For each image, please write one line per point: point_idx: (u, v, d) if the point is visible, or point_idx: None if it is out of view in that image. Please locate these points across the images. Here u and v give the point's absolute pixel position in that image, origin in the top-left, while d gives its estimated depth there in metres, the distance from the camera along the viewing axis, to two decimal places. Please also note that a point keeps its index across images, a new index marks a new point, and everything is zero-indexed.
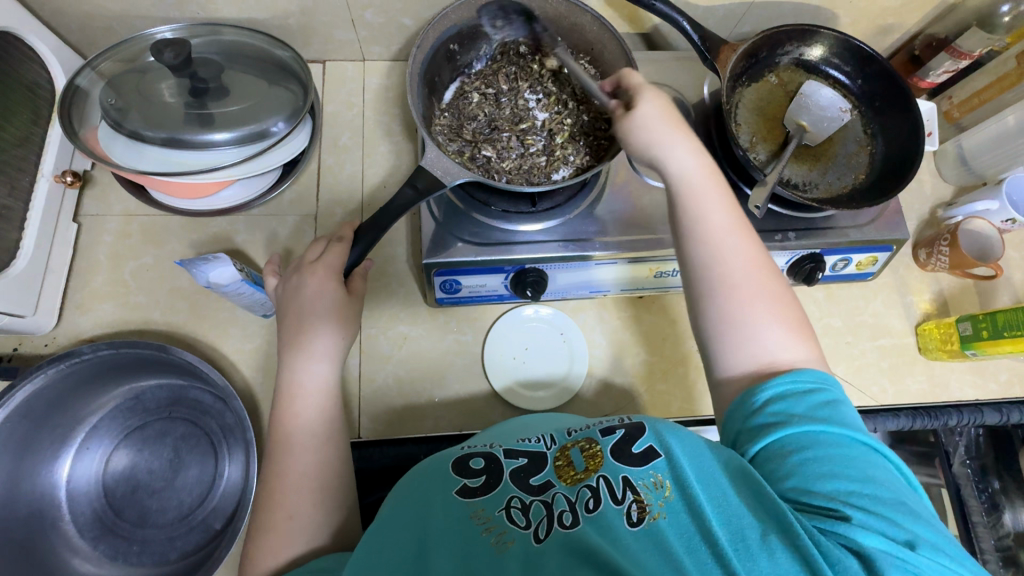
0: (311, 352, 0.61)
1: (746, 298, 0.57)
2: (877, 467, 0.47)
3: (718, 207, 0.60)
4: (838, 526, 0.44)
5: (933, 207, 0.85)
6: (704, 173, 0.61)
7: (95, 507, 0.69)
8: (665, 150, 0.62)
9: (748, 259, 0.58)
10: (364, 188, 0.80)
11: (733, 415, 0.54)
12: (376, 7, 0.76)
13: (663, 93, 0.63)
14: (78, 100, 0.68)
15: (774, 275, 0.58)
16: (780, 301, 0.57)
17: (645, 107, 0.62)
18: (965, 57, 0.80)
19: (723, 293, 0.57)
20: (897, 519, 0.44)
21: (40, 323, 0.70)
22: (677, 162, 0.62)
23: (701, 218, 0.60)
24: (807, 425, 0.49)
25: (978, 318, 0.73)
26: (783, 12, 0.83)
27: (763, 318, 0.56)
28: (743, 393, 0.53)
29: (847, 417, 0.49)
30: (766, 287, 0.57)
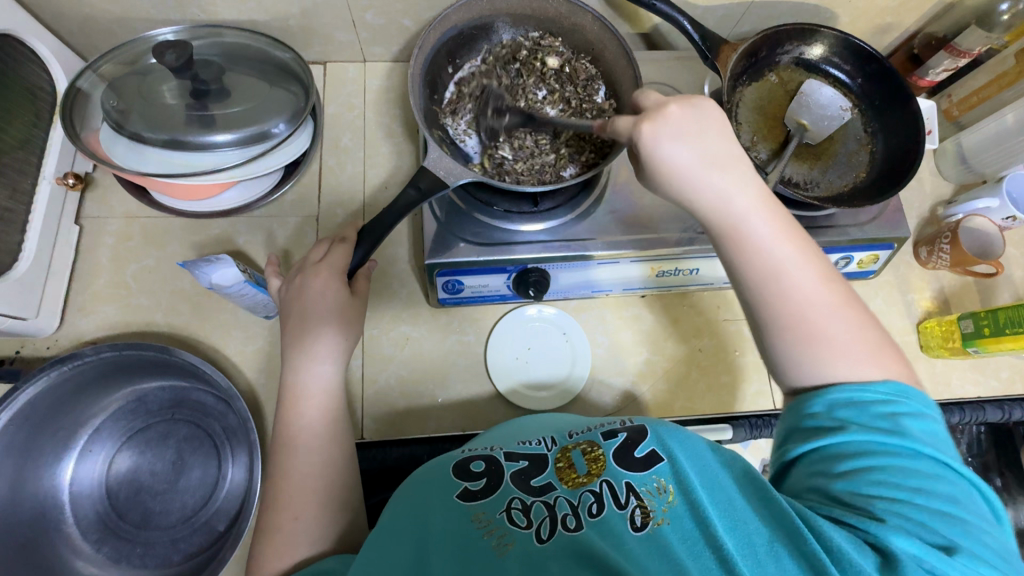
0: (313, 353, 0.60)
1: (801, 319, 0.53)
2: (930, 477, 0.45)
3: (764, 232, 0.55)
4: (871, 525, 0.43)
5: (933, 205, 0.85)
6: (744, 206, 0.55)
7: (98, 510, 0.69)
8: (695, 196, 0.56)
9: (824, 292, 0.53)
10: (365, 189, 0.80)
11: (794, 408, 0.52)
12: (377, 8, 0.76)
13: (688, 107, 0.57)
14: (79, 103, 0.68)
15: (852, 302, 0.54)
16: (860, 328, 0.53)
17: (669, 151, 0.55)
18: (964, 55, 0.80)
19: (795, 333, 0.52)
20: (935, 526, 0.43)
21: (43, 325, 0.70)
22: (718, 198, 0.55)
23: (757, 253, 0.54)
24: (867, 432, 0.46)
25: (979, 316, 0.74)
26: (783, 11, 0.83)
27: (821, 341, 0.52)
28: (805, 395, 0.51)
29: (913, 427, 0.47)
30: (847, 317, 0.53)
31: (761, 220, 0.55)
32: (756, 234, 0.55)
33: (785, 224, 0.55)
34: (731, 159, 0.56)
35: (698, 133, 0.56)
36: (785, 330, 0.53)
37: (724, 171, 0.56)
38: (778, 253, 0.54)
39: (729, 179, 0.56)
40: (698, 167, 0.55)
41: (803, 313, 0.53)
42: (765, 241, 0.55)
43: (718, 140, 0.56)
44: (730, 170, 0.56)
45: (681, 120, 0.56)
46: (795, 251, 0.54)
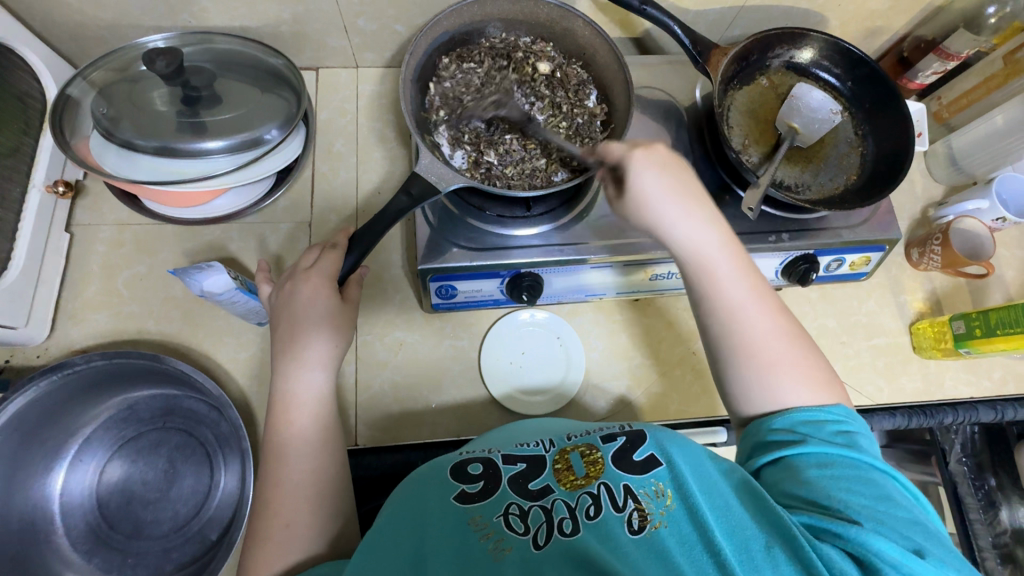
0: (305, 360, 0.60)
1: (748, 345, 0.57)
2: (892, 489, 0.48)
3: (728, 273, 0.59)
4: (850, 529, 0.45)
5: (924, 207, 0.86)
6: (713, 245, 0.60)
7: (88, 520, 0.68)
8: (666, 228, 0.60)
9: (776, 324, 0.58)
10: (358, 195, 0.80)
11: (748, 433, 0.56)
12: (369, 14, 0.76)
13: (656, 150, 0.61)
14: (69, 110, 0.67)
15: (800, 337, 0.58)
16: (806, 363, 0.57)
17: (640, 183, 0.59)
18: (953, 58, 0.81)
19: (745, 360, 0.57)
20: (905, 531, 0.45)
21: (32, 334, 0.69)
22: (686, 236, 0.60)
23: (719, 288, 0.59)
24: (824, 445, 0.51)
25: (970, 317, 0.74)
26: (773, 15, 0.83)
27: (765, 364, 0.56)
28: (758, 419, 0.55)
29: (862, 445, 0.51)
30: (792, 350, 0.57)
31: (724, 260, 0.60)
32: (720, 272, 0.59)
33: (746, 267, 0.60)
34: (693, 194, 0.60)
35: (675, 170, 0.60)
36: (733, 354, 0.58)
37: (682, 206, 0.60)
38: (735, 290, 0.59)
39: (700, 218, 0.60)
40: (662, 197, 0.59)
41: (748, 340, 0.57)
42: (728, 279, 0.59)
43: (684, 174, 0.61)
44: (690, 201, 0.60)
45: (662, 154, 0.61)
46: (751, 288, 0.59)
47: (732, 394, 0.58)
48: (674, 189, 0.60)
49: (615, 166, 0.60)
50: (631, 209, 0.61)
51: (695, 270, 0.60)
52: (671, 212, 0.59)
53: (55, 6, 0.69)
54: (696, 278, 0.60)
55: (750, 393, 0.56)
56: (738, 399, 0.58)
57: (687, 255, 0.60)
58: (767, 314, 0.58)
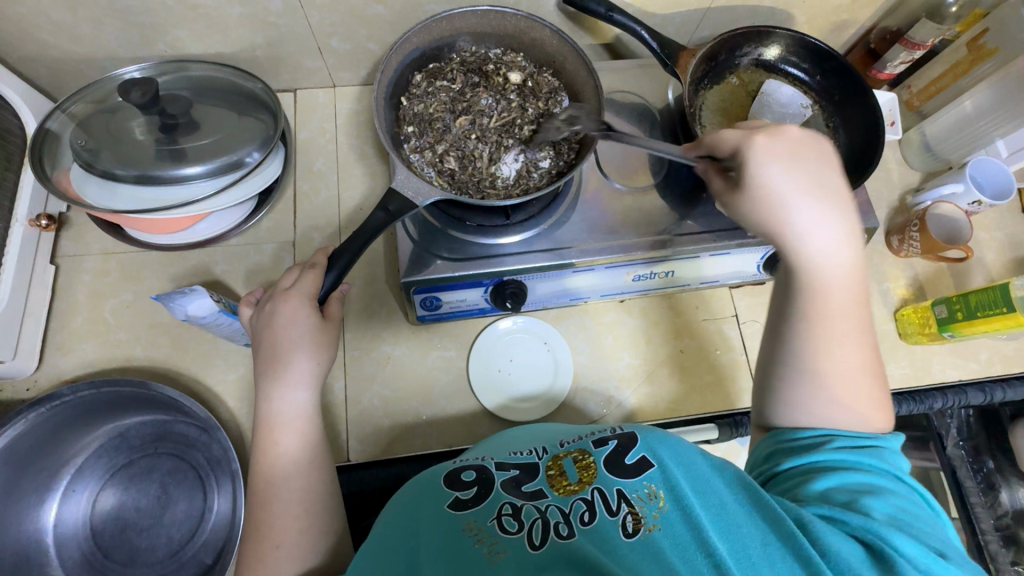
0: (287, 379, 0.60)
1: (822, 370, 0.54)
2: (908, 497, 0.49)
3: (846, 284, 0.54)
4: (870, 524, 0.46)
5: (902, 194, 0.87)
6: (842, 261, 0.53)
7: (83, 551, 0.68)
8: (799, 234, 0.53)
9: (856, 356, 0.54)
10: (340, 212, 0.80)
11: (773, 439, 0.56)
12: (341, 34, 0.77)
13: (784, 138, 0.53)
14: (49, 144, 0.68)
15: (877, 371, 0.55)
16: (868, 396, 0.55)
17: (771, 179, 0.52)
18: (919, 47, 0.82)
19: (817, 385, 0.54)
20: (923, 536, 0.46)
21: (20, 367, 0.69)
22: (821, 244, 0.53)
23: (827, 309, 0.54)
24: (848, 451, 0.51)
25: (951, 301, 0.75)
26: (740, 15, 0.85)
27: (832, 393, 0.54)
28: (789, 429, 0.55)
29: (885, 458, 0.52)
30: (866, 387, 0.55)
31: (850, 277, 0.54)
32: (839, 295, 0.54)
33: (864, 289, 0.54)
34: (839, 200, 0.53)
35: (816, 168, 0.53)
36: (803, 373, 0.55)
37: (823, 208, 0.52)
38: (843, 315, 0.54)
39: (835, 228, 0.53)
40: (801, 197, 0.52)
41: (824, 367, 0.54)
42: (843, 303, 0.54)
43: (818, 168, 0.52)
44: (827, 201, 0.53)
45: (794, 142, 0.53)
46: (856, 316, 0.54)
47: (796, 408, 0.55)
48: (815, 186, 0.52)
49: (733, 162, 0.54)
50: (749, 206, 0.53)
51: (812, 286, 0.54)
52: (815, 214, 0.52)
53: (32, 42, 0.71)
54: (806, 294, 0.54)
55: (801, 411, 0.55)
56: (786, 411, 0.56)
57: (812, 267, 0.53)
58: (854, 344, 0.54)
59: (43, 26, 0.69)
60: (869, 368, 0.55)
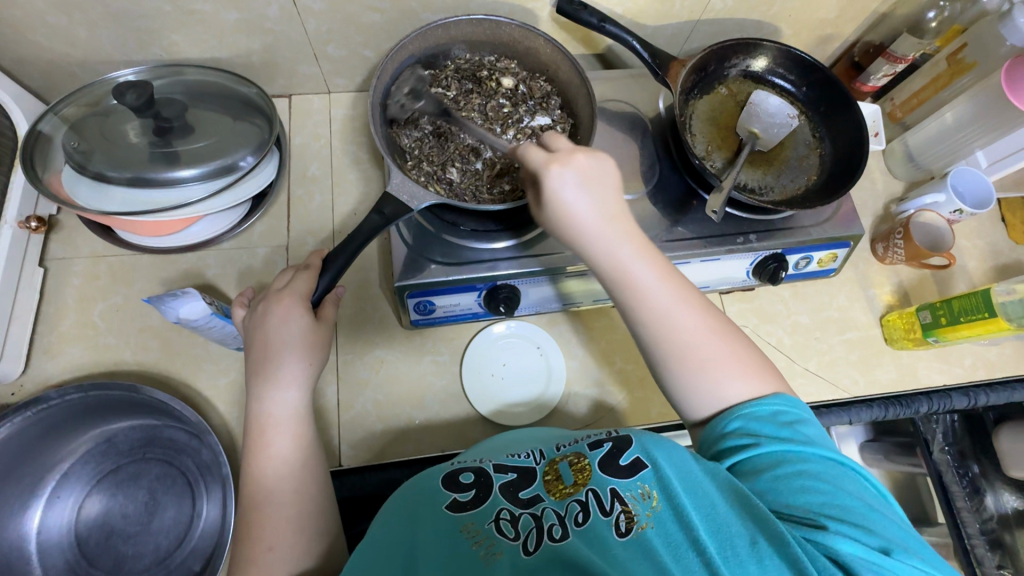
0: (278, 380, 0.60)
1: (679, 343, 0.56)
2: (845, 478, 0.49)
3: (646, 276, 0.56)
4: (820, 533, 0.45)
5: (886, 203, 0.89)
6: (632, 257, 0.56)
7: (67, 558, 0.67)
8: (610, 246, 0.56)
9: (699, 321, 0.57)
10: (334, 217, 0.80)
11: (705, 440, 0.55)
12: (337, 41, 0.78)
13: (575, 159, 0.55)
14: (41, 146, 0.68)
15: (725, 328, 0.57)
16: (737, 354, 0.56)
17: (566, 200, 0.54)
18: (900, 61, 0.84)
19: (681, 363, 0.56)
20: (868, 524, 0.46)
21: (6, 370, 0.68)
22: (615, 253, 0.56)
23: (642, 291, 0.56)
24: (779, 443, 0.50)
25: (935, 305, 0.76)
26: (728, 28, 0.87)
27: (705, 363, 0.55)
28: (706, 426, 0.55)
29: (812, 437, 0.51)
30: (722, 345, 0.56)
31: (644, 265, 0.56)
32: (644, 284, 0.56)
33: (666, 269, 0.57)
34: (614, 207, 0.56)
35: (597, 180, 0.55)
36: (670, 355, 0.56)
37: (609, 220, 0.56)
38: (656, 292, 0.56)
39: (620, 233, 0.56)
40: (588, 215, 0.55)
41: (679, 337, 0.56)
42: (651, 285, 0.56)
43: (606, 186, 0.56)
44: (614, 214, 0.56)
45: (583, 165, 0.55)
46: (673, 289, 0.57)
47: (676, 393, 0.57)
48: (602, 199, 0.55)
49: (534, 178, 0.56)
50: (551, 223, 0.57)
51: (625, 285, 0.56)
52: (596, 228, 0.56)
53: (24, 45, 0.70)
54: (621, 291, 0.57)
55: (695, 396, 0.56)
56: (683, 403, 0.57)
57: (619, 275, 0.56)
58: (693, 310, 0.57)
59: (37, 28, 0.68)
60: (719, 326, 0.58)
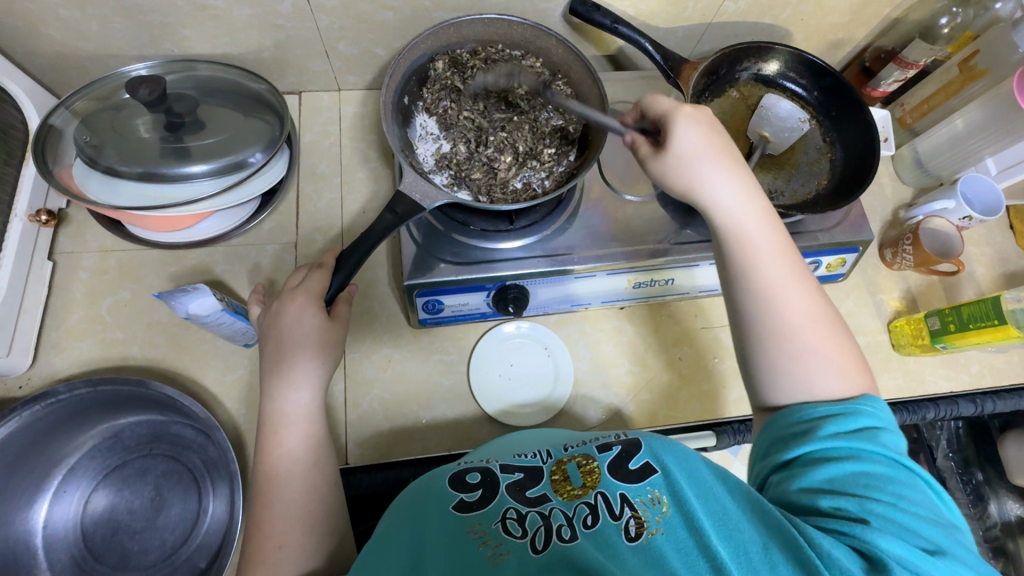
0: (291, 379, 0.60)
1: (781, 327, 0.55)
2: (906, 480, 0.46)
3: (764, 239, 0.58)
4: (854, 527, 0.44)
5: (895, 208, 0.89)
6: (751, 212, 0.59)
7: (73, 553, 0.67)
8: (709, 190, 0.59)
9: (811, 307, 0.56)
10: (343, 215, 0.80)
11: (773, 424, 0.53)
12: (349, 39, 0.78)
13: (702, 111, 0.60)
14: (52, 140, 0.68)
15: (829, 322, 0.56)
16: (836, 348, 0.55)
17: (682, 141, 0.58)
18: (912, 66, 0.84)
19: (778, 343, 0.55)
20: (924, 531, 0.44)
21: (15, 364, 0.68)
22: (725, 200, 0.59)
23: (761, 264, 0.57)
24: (846, 438, 0.48)
25: (944, 313, 0.76)
26: (740, 31, 0.87)
27: (796, 350, 0.54)
28: (786, 409, 0.53)
29: (889, 439, 0.49)
30: (823, 336, 0.55)
31: (759, 221, 0.59)
32: (756, 236, 0.58)
33: (775, 225, 0.59)
34: (732, 158, 0.60)
35: (711, 128, 0.59)
36: (768, 336, 0.55)
37: (722, 169, 0.59)
38: (773, 259, 0.57)
39: (736, 184, 0.59)
40: (704, 157, 0.58)
41: (782, 322, 0.55)
42: (769, 249, 0.58)
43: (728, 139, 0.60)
44: (727, 163, 0.59)
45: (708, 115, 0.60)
46: (787, 264, 0.58)
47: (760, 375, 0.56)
48: (718, 148, 0.59)
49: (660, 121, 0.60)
50: (666, 168, 0.59)
51: (737, 236, 0.58)
52: (718, 173, 0.59)
53: (38, 38, 0.70)
54: (733, 244, 0.58)
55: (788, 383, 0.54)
56: (764, 385, 0.56)
57: (730, 221, 0.59)
58: (801, 293, 0.56)
59: (49, 21, 0.68)
60: (826, 319, 0.56)
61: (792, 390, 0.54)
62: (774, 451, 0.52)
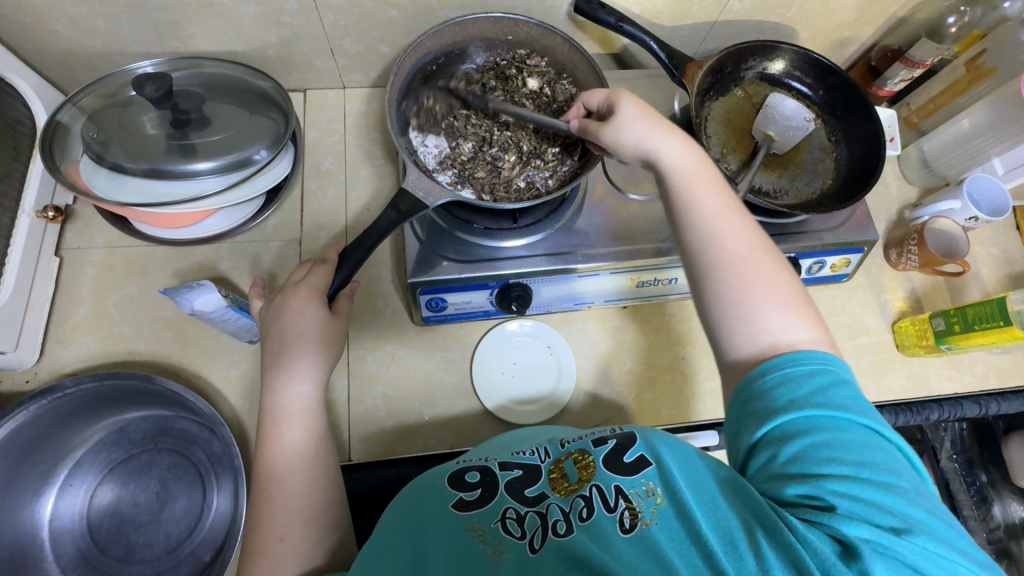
0: (294, 373, 0.61)
1: (723, 256, 0.56)
2: (870, 448, 0.45)
3: (704, 191, 0.59)
4: (821, 516, 0.43)
5: (900, 208, 0.88)
6: (692, 166, 0.60)
7: (79, 546, 0.67)
8: (652, 147, 0.61)
9: (744, 238, 0.57)
10: (347, 212, 0.81)
11: (735, 397, 0.51)
12: (354, 36, 0.78)
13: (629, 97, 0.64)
14: (59, 136, 0.68)
15: (770, 254, 0.56)
16: (775, 276, 0.55)
17: (625, 112, 0.62)
18: (919, 65, 0.84)
19: (722, 272, 0.55)
20: (894, 506, 0.43)
21: (22, 358, 0.69)
22: (670, 155, 0.60)
23: (697, 200, 0.58)
24: (804, 410, 0.47)
25: (949, 313, 0.76)
26: (746, 29, 0.86)
27: (737, 278, 0.55)
28: (742, 380, 0.51)
29: (849, 400, 0.47)
30: (764, 265, 0.55)
31: (701, 173, 0.60)
32: (693, 184, 0.59)
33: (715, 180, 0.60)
34: (668, 123, 0.62)
35: (641, 105, 0.63)
36: (711, 265, 0.56)
37: (659, 132, 0.61)
38: (713, 205, 0.58)
39: (675, 141, 0.61)
40: (642, 125, 0.61)
41: (724, 252, 0.56)
42: (710, 193, 0.59)
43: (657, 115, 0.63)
44: (664, 125, 0.61)
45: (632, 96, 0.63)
46: (724, 202, 0.59)
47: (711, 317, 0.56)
48: (654, 117, 0.62)
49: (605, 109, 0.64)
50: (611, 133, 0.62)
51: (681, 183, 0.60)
52: (654, 134, 0.61)
53: (46, 35, 0.71)
54: (678, 194, 0.59)
55: (731, 317, 0.54)
56: (714, 320, 0.55)
57: (674, 173, 0.60)
58: (737, 226, 0.57)
59: (57, 18, 0.69)
60: (763, 248, 0.57)
61: (735, 323, 0.54)
62: (739, 431, 0.50)
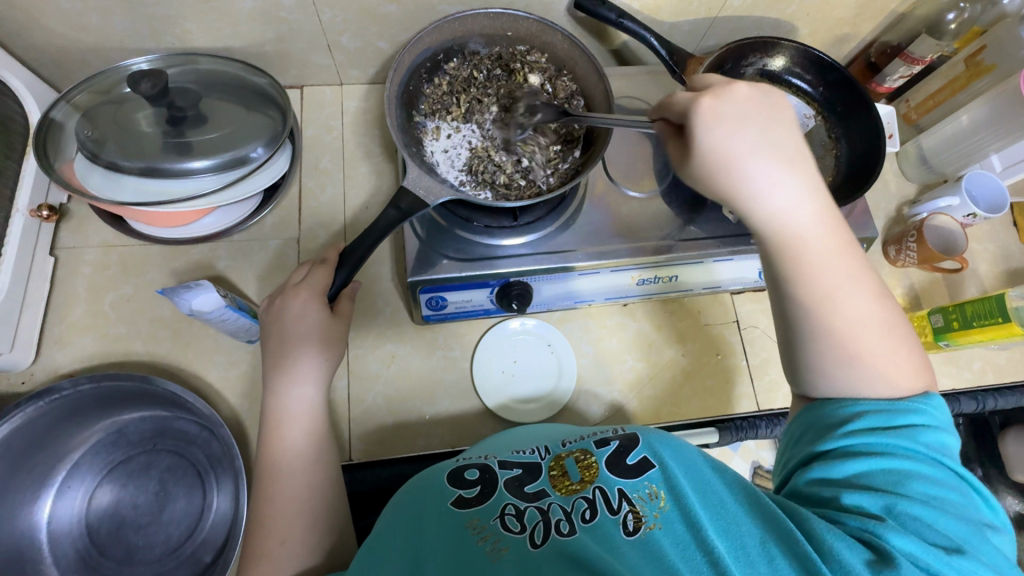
0: (294, 374, 0.60)
1: (832, 330, 0.51)
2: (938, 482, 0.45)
3: (817, 239, 0.52)
4: (873, 524, 0.43)
5: (898, 205, 0.89)
6: (806, 215, 0.52)
7: (78, 548, 0.67)
8: (755, 194, 0.52)
9: (868, 307, 0.52)
10: (346, 210, 0.80)
11: (810, 415, 0.52)
12: (351, 32, 0.77)
13: (725, 95, 0.52)
14: (52, 134, 0.67)
15: (894, 326, 0.52)
16: (899, 346, 0.52)
17: (708, 142, 0.52)
18: (918, 62, 0.84)
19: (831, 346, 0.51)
20: (945, 532, 0.43)
21: (17, 359, 0.68)
22: (776, 199, 0.52)
23: (813, 265, 0.52)
24: (881, 436, 0.47)
25: (948, 309, 0.77)
26: (746, 25, 0.86)
27: (850, 352, 0.51)
28: (816, 402, 0.52)
29: (929, 438, 0.47)
30: (886, 340, 0.51)
31: (814, 226, 0.52)
32: (811, 242, 0.52)
33: (837, 231, 0.53)
34: (793, 154, 0.52)
35: (757, 123, 0.52)
36: (819, 336, 0.52)
37: (783, 170, 0.52)
38: (826, 265, 0.52)
39: (796, 182, 0.52)
40: (748, 159, 0.51)
41: (834, 325, 0.51)
42: (823, 256, 0.52)
43: (788, 136, 0.53)
44: (785, 164, 0.52)
45: (737, 99, 0.52)
46: (838, 254, 0.52)
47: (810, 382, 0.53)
48: (774, 145, 0.52)
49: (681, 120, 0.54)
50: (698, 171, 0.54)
51: (779, 236, 0.52)
52: (765, 180, 0.52)
53: (38, 30, 0.70)
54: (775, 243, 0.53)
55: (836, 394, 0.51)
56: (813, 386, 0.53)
57: (775, 219, 0.52)
58: (858, 292, 0.52)
59: (50, 13, 0.67)
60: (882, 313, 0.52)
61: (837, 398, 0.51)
62: (806, 443, 0.51)
